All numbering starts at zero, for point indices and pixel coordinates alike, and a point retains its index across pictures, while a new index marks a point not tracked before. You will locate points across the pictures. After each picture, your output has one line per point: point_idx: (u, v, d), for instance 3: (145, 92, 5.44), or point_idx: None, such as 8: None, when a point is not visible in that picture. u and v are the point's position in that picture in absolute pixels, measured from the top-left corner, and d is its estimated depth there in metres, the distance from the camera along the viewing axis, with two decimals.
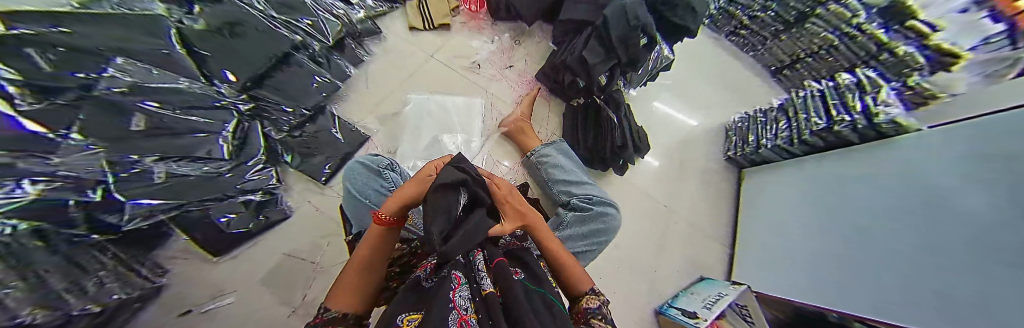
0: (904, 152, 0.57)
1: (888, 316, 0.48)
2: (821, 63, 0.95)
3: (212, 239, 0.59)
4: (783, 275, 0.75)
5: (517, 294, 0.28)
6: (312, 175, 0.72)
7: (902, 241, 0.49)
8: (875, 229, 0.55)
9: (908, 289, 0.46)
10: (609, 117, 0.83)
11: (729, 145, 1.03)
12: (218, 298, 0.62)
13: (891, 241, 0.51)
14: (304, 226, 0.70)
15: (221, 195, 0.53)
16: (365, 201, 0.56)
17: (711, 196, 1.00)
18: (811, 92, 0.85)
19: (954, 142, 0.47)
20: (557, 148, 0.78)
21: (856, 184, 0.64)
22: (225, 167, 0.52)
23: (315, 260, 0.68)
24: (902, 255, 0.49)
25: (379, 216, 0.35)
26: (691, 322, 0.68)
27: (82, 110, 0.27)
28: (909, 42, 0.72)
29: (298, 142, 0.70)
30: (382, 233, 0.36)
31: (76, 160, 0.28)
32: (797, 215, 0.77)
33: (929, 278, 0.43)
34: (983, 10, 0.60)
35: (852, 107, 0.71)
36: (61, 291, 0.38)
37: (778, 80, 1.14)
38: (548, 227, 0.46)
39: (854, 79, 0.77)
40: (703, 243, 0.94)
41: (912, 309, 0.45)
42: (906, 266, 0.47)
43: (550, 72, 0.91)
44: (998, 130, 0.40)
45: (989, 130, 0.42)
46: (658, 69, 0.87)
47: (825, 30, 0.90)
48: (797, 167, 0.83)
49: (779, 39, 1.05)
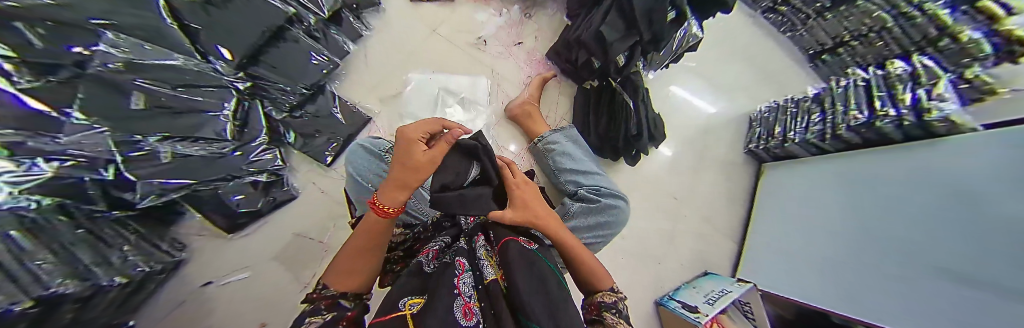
0: (943, 152, 0.52)
1: None
2: (868, 48, 0.83)
3: (226, 217, 0.61)
4: (796, 274, 0.73)
5: (524, 279, 0.26)
6: (316, 157, 0.71)
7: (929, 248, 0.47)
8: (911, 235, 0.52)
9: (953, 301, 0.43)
10: (625, 101, 0.76)
11: (752, 137, 0.97)
12: (234, 273, 0.65)
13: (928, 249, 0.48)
14: (312, 207, 0.71)
15: (227, 176, 0.52)
16: (367, 186, 0.55)
17: (725, 190, 0.96)
18: (854, 81, 0.76)
19: (1001, 139, 0.42)
20: (566, 135, 0.74)
21: (887, 186, 0.60)
22: (228, 147, 0.50)
23: (324, 239, 0.70)
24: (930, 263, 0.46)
25: (379, 207, 0.32)
26: (691, 316, 0.68)
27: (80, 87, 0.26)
28: (976, 26, 0.62)
29: (299, 122, 0.68)
30: (381, 223, 0.33)
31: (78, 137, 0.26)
32: (817, 215, 0.73)
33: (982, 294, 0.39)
34: None
35: (901, 100, 0.63)
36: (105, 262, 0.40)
37: (815, 67, 1.03)
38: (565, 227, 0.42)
39: (907, 69, 0.68)
40: (710, 237, 0.92)
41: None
42: (952, 277, 0.44)
43: (562, 50, 0.84)
44: None
45: None
46: (682, 50, 0.78)
47: (881, 9, 0.78)
48: (824, 163, 0.77)
49: (824, 17, 0.92)
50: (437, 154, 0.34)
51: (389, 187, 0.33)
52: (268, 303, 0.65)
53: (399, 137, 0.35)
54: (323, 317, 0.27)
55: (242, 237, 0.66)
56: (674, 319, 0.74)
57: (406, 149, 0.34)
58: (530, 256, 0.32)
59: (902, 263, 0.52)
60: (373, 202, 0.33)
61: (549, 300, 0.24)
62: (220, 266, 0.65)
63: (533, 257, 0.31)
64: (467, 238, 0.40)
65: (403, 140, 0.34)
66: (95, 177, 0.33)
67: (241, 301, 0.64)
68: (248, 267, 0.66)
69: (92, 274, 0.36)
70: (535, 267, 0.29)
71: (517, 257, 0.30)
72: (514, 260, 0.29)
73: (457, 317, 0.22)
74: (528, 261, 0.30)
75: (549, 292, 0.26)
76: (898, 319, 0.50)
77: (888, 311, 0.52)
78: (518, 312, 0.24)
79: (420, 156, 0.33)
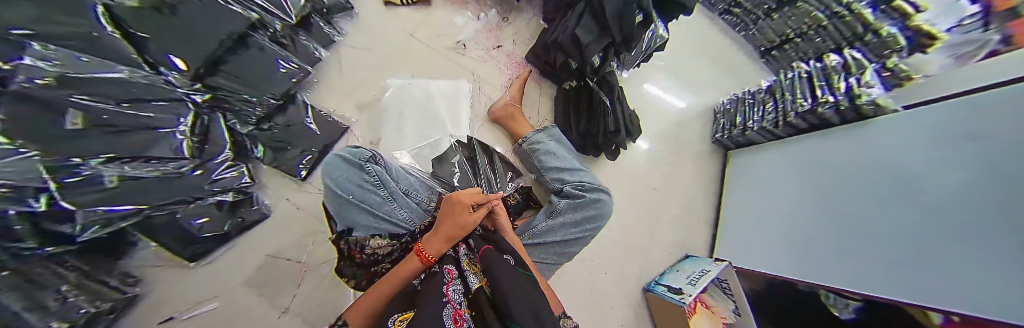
0: (890, 134, 0.58)
1: (868, 289, 0.54)
2: (809, 44, 0.95)
3: (185, 244, 0.53)
4: (763, 250, 0.81)
5: (503, 284, 0.28)
6: (289, 171, 0.67)
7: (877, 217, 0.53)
8: (865, 207, 0.58)
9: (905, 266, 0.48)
10: (602, 100, 0.79)
11: (718, 127, 1.04)
12: (200, 305, 0.58)
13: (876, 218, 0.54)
14: (285, 224, 0.66)
15: (185, 198, 0.47)
16: (347, 198, 0.53)
17: (699, 176, 1.03)
18: (798, 73, 0.85)
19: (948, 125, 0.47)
20: (549, 134, 0.75)
21: (838, 167, 0.67)
22: (186, 166, 0.46)
23: (300, 259, 0.65)
24: (893, 232, 0.52)
25: (423, 255, 0.38)
26: (676, 298, 0.72)
27: (26, 109, 0.22)
28: (892, 22, 0.78)
29: (266, 135, 0.63)
30: (415, 269, 0.38)
31: (19, 168, 0.22)
32: (781, 195, 0.80)
33: (929, 254, 0.45)
34: None
35: (836, 88, 0.72)
36: (48, 301, 0.36)
37: (766, 61, 1.15)
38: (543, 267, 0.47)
39: (840, 61, 0.78)
40: (688, 223, 0.98)
41: (894, 287, 0.49)
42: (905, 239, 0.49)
43: (541, 52, 0.86)
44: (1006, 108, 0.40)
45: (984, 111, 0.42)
46: (650, 50, 0.83)
47: (818, 9, 0.92)
48: (780, 147, 0.86)
49: (770, 18, 1.04)
50: (476, 218, 0.41)
51: (442, 242, 0.39)
52: None
53: (453, 201, 0.41)
54: None
55: (205, 264, 0.59)
56: (660, 304, 0.77)
57: (457, 212, 0.40)
58: (510, 266, 0.33)
59: (855, 232, 0.59)
60: (419, 250, 0.38)
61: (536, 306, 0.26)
62: (183, 297, 0.58)
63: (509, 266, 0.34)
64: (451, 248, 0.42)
65: (459, 205, 0.41)
66: (24, 210, 0.26)
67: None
68: (214, 297, 0.59)
69: (28, 321, 0.31)
70: (512, 271, 0.32)
71: (500, 268, 0.32)
72: (497, 269, 0.31)
73: (446, 323, 0.23)
74: (509, 269, 0.32)
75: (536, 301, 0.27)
76: (841, 280, 0.59)
77: (844, 274, 0.59)
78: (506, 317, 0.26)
79: (466, 220, 0.40)
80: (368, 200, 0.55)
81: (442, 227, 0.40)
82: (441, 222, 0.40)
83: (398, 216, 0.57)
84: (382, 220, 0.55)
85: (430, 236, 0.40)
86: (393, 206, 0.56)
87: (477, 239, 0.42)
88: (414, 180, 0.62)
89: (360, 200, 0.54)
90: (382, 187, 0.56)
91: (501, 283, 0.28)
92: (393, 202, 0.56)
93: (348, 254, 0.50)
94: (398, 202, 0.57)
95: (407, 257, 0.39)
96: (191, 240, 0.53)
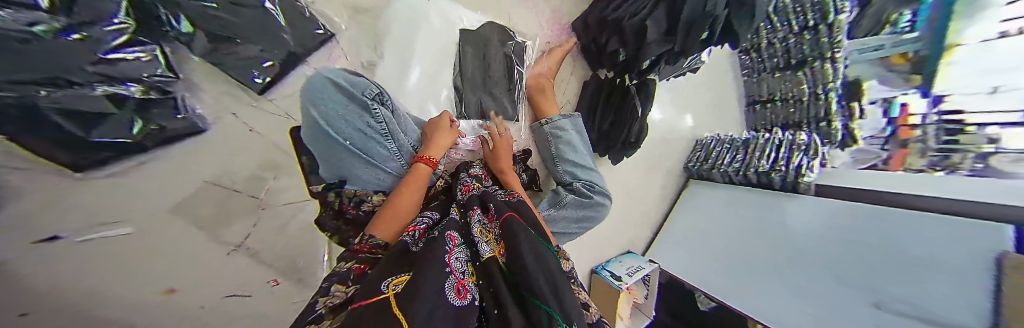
0: (809, 210, 0.83)
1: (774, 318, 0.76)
2: (783, 111, 1.12)
3: (92, 167, 0.33)
4: (684, 258, 1.06)
5: (524, 258, 0.29)
6: (243, 81, 0.47)
7: (817, 275, 0.72)
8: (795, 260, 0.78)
9: (815, 310, 0.69)
10: (635, 106, 0.78)
11: (693, 157, 1.19)
12: (101, 228, 0.36)
13: (809, 274, 0.74)
14: (241, 147, 0.51)
15: (58, 79, 0.25)
16: (345, 144, 0.43)
17: (662, 192, 1.20)
18: (773, 139, 1.03)
19: (875, 229, 0.67)
20: (573, 123, 0.74)
21: (767, 223, 0.91)
22: (43, 26, 0.24)
23: (258, 195, 0.54)
24: (810, 284, 0.73)
25: (426, 158, 0.49)
26: (616, 283, 0.93)
27: None
28: (843, 118, 0.98)
29: (196, 10, 0.37)
30: (426, 171, 0.48)
31: None
32: (716, 227, 1.04)
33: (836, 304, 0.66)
34: (881, 107, 0.89)
35: (791, 161, 0.92)
36: None
37: (748, 111, 1.25)
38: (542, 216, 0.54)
39: (806, 141, 0.94)
40: (639, 227, 1.17)
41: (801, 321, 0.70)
42: (826, 289, 0.69)
43: (594, 26, 0.78)
44: (950, 235, 0.55)
45: (945, 232, 0.56)
46: (689, 68, 0.83)
47: (807, 83, 1.00)
48: (727, 191, 1.08)
49: (773, 75, 1.11)
50: (450, 133, 0.56)
51: (438, 151, 0.52)
52: (167, 269, 0.43)
53: (434, 122, 0.57)
54: (339, 296, 0.26)
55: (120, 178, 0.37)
56: (602, 283, 0.98)
57: (440, 128, 0.55)
58: (531, 237, 0.34)
59: (776, 275, 0.81)
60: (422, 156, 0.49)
61: (551, 277, 0.28)
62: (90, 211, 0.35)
63: (525, 231, 0.35)
64: (461, 211, 0.45)
65: (440, 123, 0.57)
66: None
67: (126, 281, 0.38)
68: (125, 220, 0.38)
69: None
70: (534, 243, 0.33)
71: (518, 238, 0.33)
72: (515, 238, 0.33)
73: (450, 296, 0.23)
74: (530, 240, 0.33)
75: (555, 277, 0.28)
76: (752, 305, 0.82)
77: (778, 312, 0.76)
78: (523, 289, 0.27)
79: (444, 128, 0.56)
80: (371, 151, 0.46)
81: (439, 142, 0.53)
82: (433, 140, 0.53)
83: (391, 168, 0.49)
84: (385, 175, 0.49)
85: (432, 148, 0.52)
86: (400, 164, 0.50)
87: (497, 207, 0.44)
88: (416, 134, 0.56)
89: (358, 146, 0.45)
90: (390, 139, 0.48)
91: (524, 256, 0.29)
92: (401, 158, 0.50)
93: (338, 208, 0.47)
94: (406, 158, 0.51)
95: (415, 166, 0.48)
96: (104, 160, 0.34)
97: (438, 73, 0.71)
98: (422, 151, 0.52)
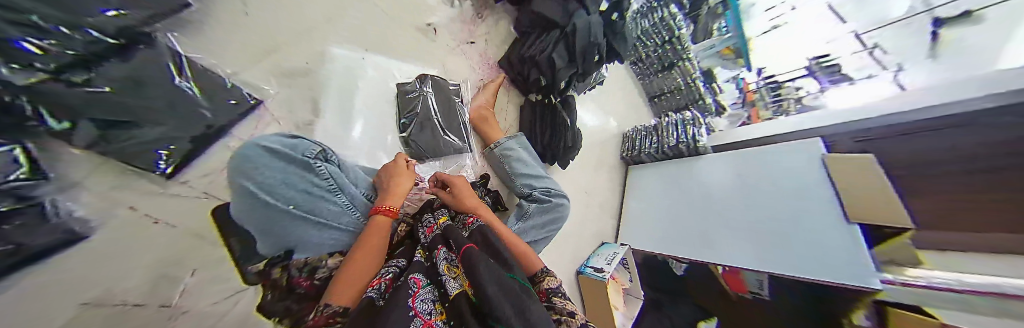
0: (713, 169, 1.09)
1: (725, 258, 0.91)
2: (672, 100, 1.44)
3: None
4: (648, 235, 1.19)
5: (484, 286, 0.31)
6: (141, 165, 0.40)
7: (743, 215, 0.93)
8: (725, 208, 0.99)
9: (752, 242, 0.87)
10: (565, 119, 0.92)
11: (625, 148, 1.41)
12: None
13: (736, 215, 0.95)
14: (147, 245, 0.42)
15: None
16: (288, 209, 0.40)
17: (611, 183, 1.36)
18: (672, 120, 1.29)
19: (766, 171, 0.93)
20: (518, 142, 0.84)
21: (693, 187, 1.13)
22: None
23: (171, 302, 0.43)
24: (740, 223, 0.93)
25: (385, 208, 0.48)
26: (599, 275, 0.97)
27: None
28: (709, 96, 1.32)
29: (83, 96, 0.30)
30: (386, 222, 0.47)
31: None
32: (659, 200, 1.22)
33: (765, 232, 0.85)
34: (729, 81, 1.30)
35: (688, 133, 1.19)
36: None
37: (650, 104, 1.59)
38: (521, 245, 0.55)
39: (691, 116, 1.25)
40: (603, 219, 1.28)
41: (747, 254, 0.86)
42: (753, 224, 0.89)
43: (515, 62, 0.93)
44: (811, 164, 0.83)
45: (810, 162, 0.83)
46: (596, 82, 1.04)
47: (679, 77, 1.35)
48: (654, 168, 1.30)
49: (655, 77, 1.46)
50: (410, 176, 0.56)
51: (398, 200, 0.51)
52: None
53: (391, 168, 0.57)
54: None
55: None
56: (588, 281, 1.00)
57: (399, 173, 0.56)
58: (494, 265, 0.36)
59: (715, 225, 0.99)
60: (381, 207, 0.48)
61: (516, 300, 0.30)
62: None
63: (485, 262, 0.37)
64: (426, 252, 0.45)
65: (399, 169, 0.57)
66: None
67: None
68: None
69: None
70: (497, 271, 0.34)
71: (484, 270, 0.34)
72: (479, 271, 0.33)
73: None
74: (495, 271, 0.34)
75: (518, 298, 0.30)
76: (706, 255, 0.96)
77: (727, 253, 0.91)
78: (487, 316, 0.28)
79: (403, 174, 0.56)
80: (321, 210, 0.44)
81: (397, 188, 0.53)
82: (392, 188, 0.53)
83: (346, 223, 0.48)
84: (338, 233, 0.47)
85: (391, 197, 0.51)
86: (354, 216, 0.50)
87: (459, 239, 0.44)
88: (366, 185, 0.56)
89: (305, 208, 0.42)
90: (339, 193, 0.48)
91: (484, 285, 0.31)
92: (353, 209, 0.50)
93: (287, 286, 0.41)
94: (361, 210, 0.51)
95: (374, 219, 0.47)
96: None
97: (381, 123, 0.75)
98: (379, 202, 0.50)
